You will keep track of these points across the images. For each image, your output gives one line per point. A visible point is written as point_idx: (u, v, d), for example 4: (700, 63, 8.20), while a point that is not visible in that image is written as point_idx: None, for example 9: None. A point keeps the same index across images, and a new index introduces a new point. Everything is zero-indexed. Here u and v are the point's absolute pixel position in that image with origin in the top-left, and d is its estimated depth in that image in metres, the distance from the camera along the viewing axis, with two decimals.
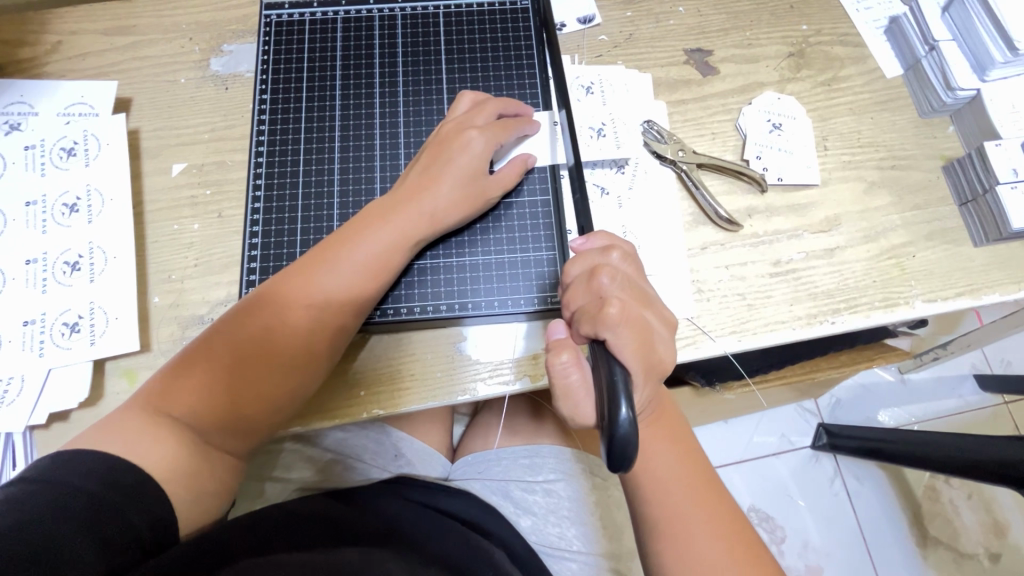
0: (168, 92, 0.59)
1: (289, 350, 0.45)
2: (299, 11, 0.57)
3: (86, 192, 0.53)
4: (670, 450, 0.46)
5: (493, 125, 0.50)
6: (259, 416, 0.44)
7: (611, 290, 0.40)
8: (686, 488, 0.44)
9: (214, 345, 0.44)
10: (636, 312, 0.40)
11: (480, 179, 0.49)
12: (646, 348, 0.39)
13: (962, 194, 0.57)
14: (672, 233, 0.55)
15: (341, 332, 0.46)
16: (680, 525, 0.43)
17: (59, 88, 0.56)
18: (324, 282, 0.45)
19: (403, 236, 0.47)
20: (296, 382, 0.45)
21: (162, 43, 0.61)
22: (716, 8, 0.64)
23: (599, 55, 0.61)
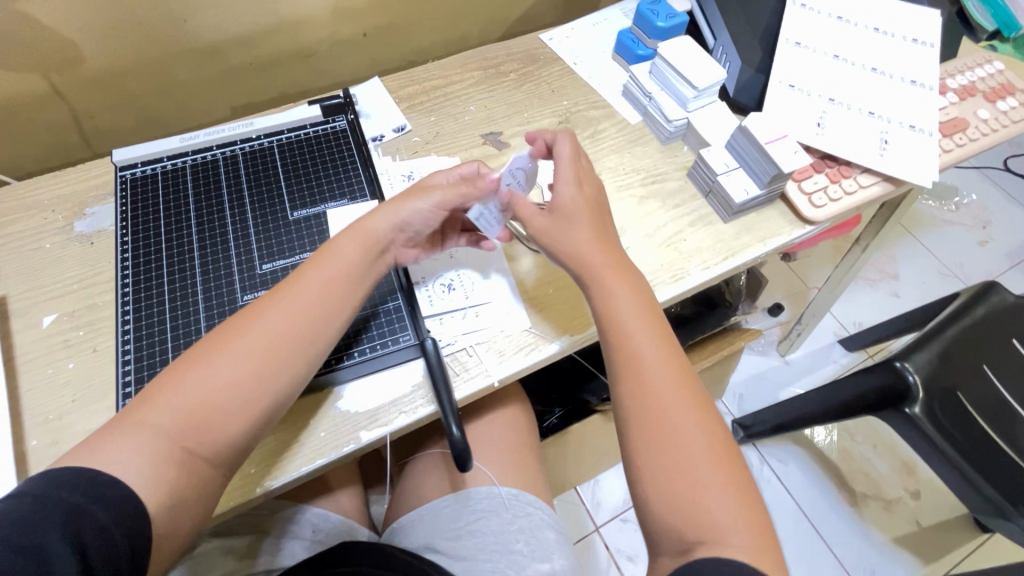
0: (34, 258, 0.65)
1: (271, 353, 0.51)
2: (150, 166, 0.68)
3: None
4: (663, 362, 0.55)
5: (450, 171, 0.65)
6: (241, 415, 0.50)
7: (609, 258, 0.59)
8: (676, 395, 0.54)
9: (207, 351, 0.51)
10: (615, 278, 0.58)
11: (428, 197, 0.60)
12: (607, 302, 0.58)
13: (703, 188, 0.75)
14: (498, 265, 0.68)
15: (308, 336, 0.54)
16: (664, 428, 0.52)
17: None
18: (308, 281, 0.55)
19: (366, 243, 0.58)
20: (279, 371, 0.51)
21: (25, 219, 0.68)
22: (498, 103, 0.84)
23: (415, 151, 0.76)
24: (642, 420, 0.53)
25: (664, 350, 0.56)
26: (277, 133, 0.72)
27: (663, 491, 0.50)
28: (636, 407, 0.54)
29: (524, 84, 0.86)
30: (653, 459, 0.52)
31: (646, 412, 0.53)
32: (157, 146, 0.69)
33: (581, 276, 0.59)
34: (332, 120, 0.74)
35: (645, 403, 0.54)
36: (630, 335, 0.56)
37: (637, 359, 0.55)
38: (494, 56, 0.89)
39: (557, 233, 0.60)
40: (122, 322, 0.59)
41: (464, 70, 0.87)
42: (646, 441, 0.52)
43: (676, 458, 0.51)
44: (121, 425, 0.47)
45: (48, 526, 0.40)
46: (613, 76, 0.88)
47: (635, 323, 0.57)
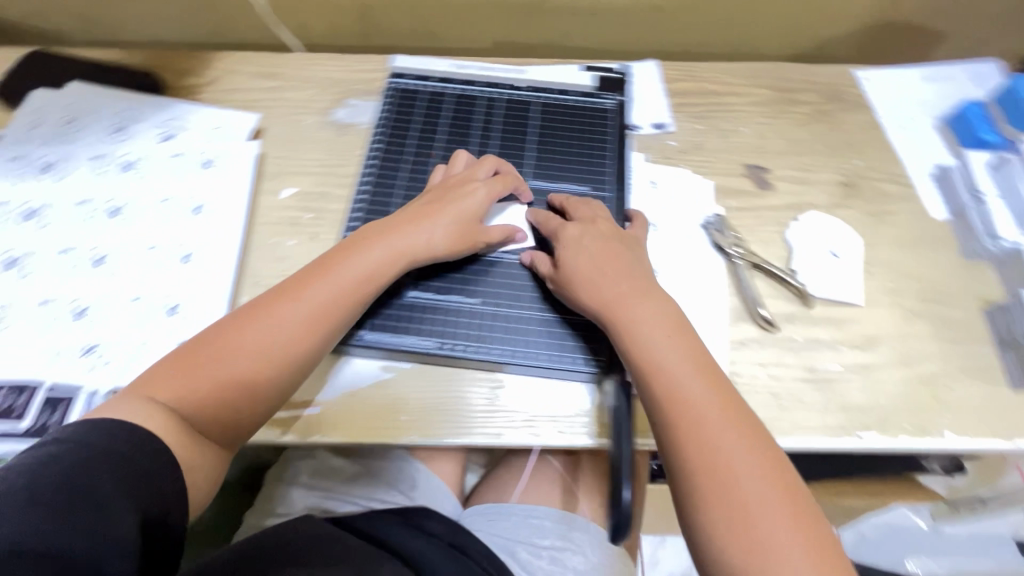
0: (294, 130, 0.69)
1: (295, 342, 0.49)
2: (418, 82, 0.67)
3: (212, 195, 0.62)
4: (702, 388, 0.47)
5: (494, 177, 0.59)
6: (249, 396, 0.48)
7: (630, 282, 0.52)
8: (722, 430, 0.45)
9: (204, 351, 0.48)
10: (641, 308, 0.50)
11: (474, 196, 0.56)
12: (646, 338, 0.49)
13: (1003, 336, 0.59)
14: (714, 322, 0.59)
15: (324, 338, 0.50)
16: (724, 472, 0.43)
17: (212, 112, 0.67)
18: (346, 270, 0.52)
19: (397, 247, 0.54)
20: (290, 357, 0.49)
21: (299, 90, 0.72)
22: (776, 134, 0.72)
23: (667, 157, 0.68)
24: (693, 461, 0.44)
25: (695, 373, 0.47)
26: (544, 90, 0.67)
27: (731, 553, 0.41)
28: (693, 467, 0.44)
29: (814, 123, 0.72)
30: (710, 509, 0.42)
31: (699, 457, 0.44)
32: (432, 65, 0.68)
33: (589, 302, 0.52)
34: (602, 95, 0.67)
35: (692, 441, 0.44)
36: (666, 369, 0.47)
37: (689, 410, 0.46)
38: (791, 79, 0.76)
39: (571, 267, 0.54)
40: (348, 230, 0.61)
41: (749, 83, 0.75)
42: (702, 487, 0.43)
43: (737, 509, 0.42)
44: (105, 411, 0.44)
45: (98, 471, 0.39)
46: (929, 151, 0.71)
47: (667, 353, 0.48)
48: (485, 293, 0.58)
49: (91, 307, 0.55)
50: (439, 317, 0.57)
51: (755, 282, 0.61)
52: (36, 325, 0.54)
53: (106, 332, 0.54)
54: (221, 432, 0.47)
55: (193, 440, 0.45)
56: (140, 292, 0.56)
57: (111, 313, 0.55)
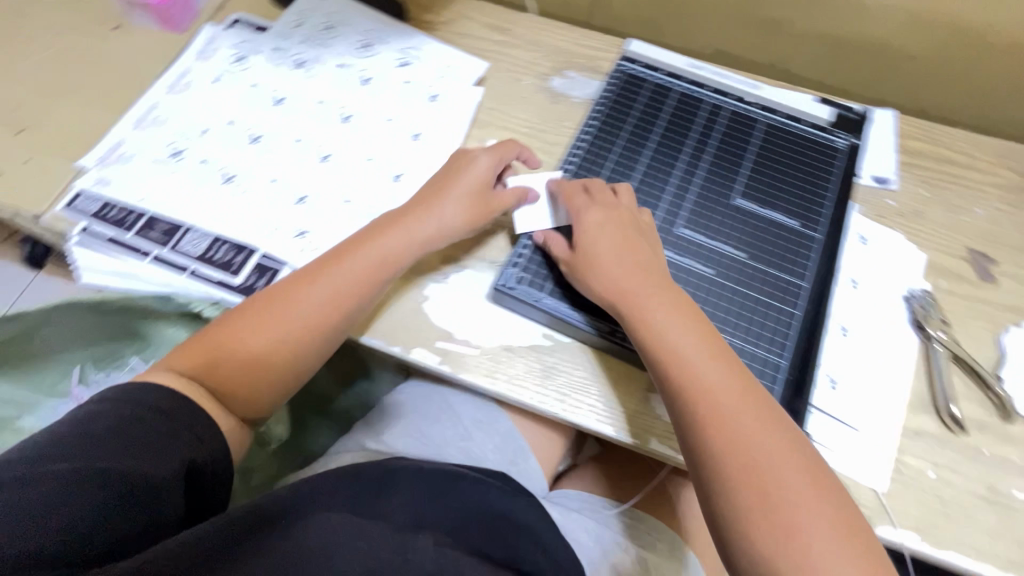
0: (511, 86, 0.71)
1: (323, 322, 0.52)
2: (647, 70, 0.67)
3: (431, 127, 0.65)
4: (719, 369, 0.47)
5: (496, 148, 0.60)
6: (280, 362, 0.51)
7: (645, 279, 0.52)
8: (730, 403, 0.45)
9: (239, 325, 0.51)
10: (651, 296, 0.51)
11: (475, 168, 0.59)
12: (665, 323, 0.49)
13: None
14: (895, 402, 0.54)
15: (349, 316, 0.53)
16: (747, 457, 0.43)
17: (447, 50, 0.70)
18: (377, 250, 0.54)
19: (411, 234, 0.55)
20: (314, 332, 0.52)
21: (523, 51, 0.74)
22: (1015, 226, 0.64)
23: (882, 215, 0.63)
24: (720, 447, 0.44)
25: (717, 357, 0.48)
26: (774, 112, 0.65)
27: (770, 560, 0.40)
28: (720, 462, 0.43)
29: None
30: (739, 492, 0.42)
31: (725, 451, 0.43)
32: (666, 57, 0.67)
33: (603, 290, 0.52)
34: (835, 133, 0.64)
35: (716, 427, 0.45)
36: (689, 360, 0.47)
37: (701, 397, 0.46)
38: None
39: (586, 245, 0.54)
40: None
41: (995, 165, 0.67)
42: (728, 469, 0.43)
43: (767, 509, 0.41)
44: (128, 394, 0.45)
45: (129, 426, 0.43)
46: None
47: (688, 345, 0.48)
48: None
49: (310, 197, 0.60)
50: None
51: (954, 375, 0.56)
52: (264, 199, 0.60)
53: (318, 223, 0.59)
54: (246, 400, 0.51)
55: (221, 403, 0.50)
56: (351, 196, 0.60)
57: (325, 207, 0.60)
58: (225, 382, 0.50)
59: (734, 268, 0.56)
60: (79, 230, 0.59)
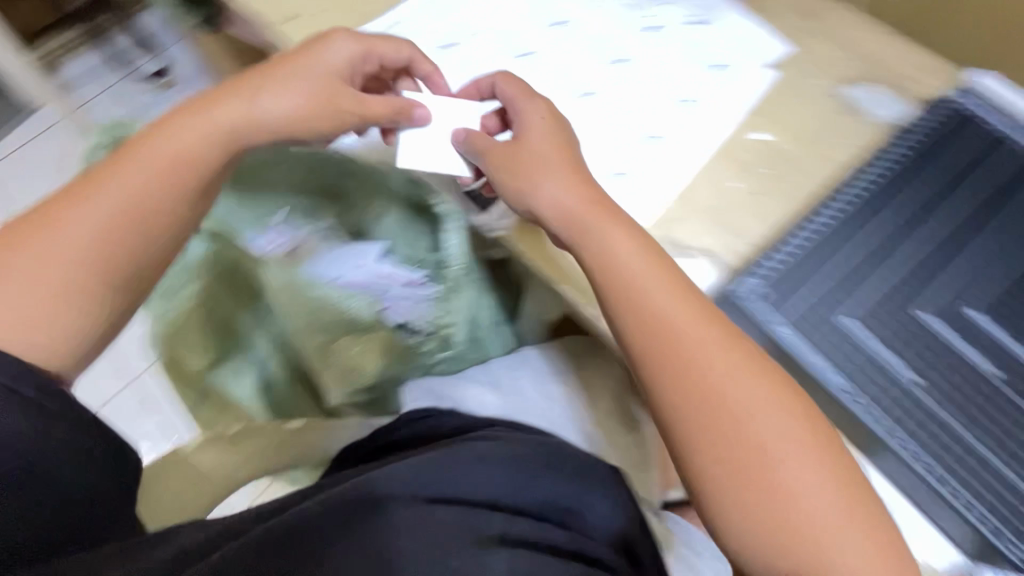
0: (799, 82, 0.61)
1: (181, 162, 0.53)
2: (987, 114, 0.56)
3: (704, 99, 0.59)
4: (707, 333, 0.44)
5: (353, 36, 0.56)
6: (157, 223, 0.52)
7: (591, 203, 0.49)
8: (689, 327, 0.44)
9: (67, 198, 0.50)
10: (608, 223, 0.48)
11: (337, 46, 0.56)
12: (607, 242, 0.47)
13: None
14: None
15: (208, 162, 0.54)
16: (699, 376, 0.43)
17: (747, 23, 0.64)
18: (259, 105, 0.54)
19: (242, 113, 0.54)
20: (158, 184, 0.52)
21: (827, 46, 0.63)
22: None
23: None
24: (697, 425, 0.42)
25: (707, 328, 0.44)
26: None
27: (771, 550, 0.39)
28: (733, 448, 0.41)
29: None
30: (724, 467, 0.41)
31: (716, 431, 0.42)
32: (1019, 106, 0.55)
33: (587, 255, 0.48)
34: None
35: (673, 367, 0.43)
36: (639, 284, 0.46)
37: (692, 359, 0.43)
38: None
39: (511, 164, 0.52)
40: (819, 219, 0.53)
41: None
42: (710, 433, 0.42)
43: (767, 489, 0.40)
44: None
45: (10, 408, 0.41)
46: None
47: (670, 309, 0.45)
48: (941, 384, 0.47)
49: None
50: (860, 366, 0.48)
51: None
52: None
53: None
54: (102, 269, 0.49)
55: (93, 288, 0.49)
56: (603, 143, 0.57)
57: None
58: (87, 261, 0.49)
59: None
60: None
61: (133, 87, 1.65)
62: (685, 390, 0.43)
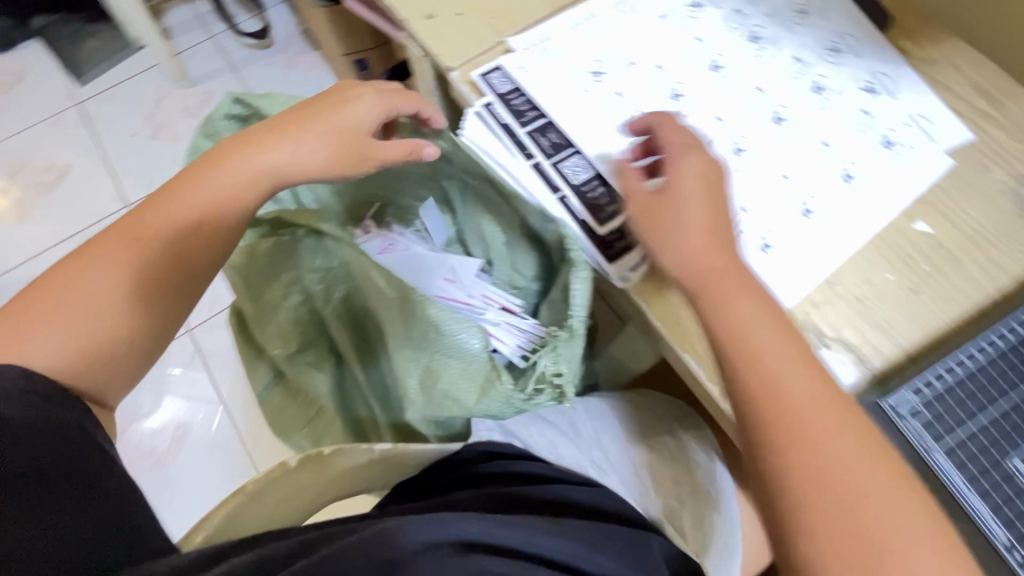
0: (977, 172, 0.56)
1: (213, 208, 0.54)
2: None
3: (869, 177, 0.54)
4: (827, 418, 0.40)
5: (388, 92, 0.59)
6: (193, 262, 0.54)
7: (721, 265, 0.45)
8: (824, 420, 0.40)
9: (111, 236, 0.52)
10: (721, 305, 0.43)
11: (360, 99, 0.58)
12: (726, 314, 0.43)
13: None
14: None
15: (297, 171, 0.56)
16: (826, 472, 0.38)
17: (926, 97, 0.58)
18: (282, 149, 0.56)
19: (261, 170, 0.55)
20: (197, 234, 0.54)
21: (1012, 136, 0.57)
22: None
23: None
24: (805, 510, 0.38)
25: (845, 419, 0.40)
26: None
27: None
28: (828, 522, 0.37)
29: None
30: (834, 562, 0.37)
31: (821, 504, 0.38)
32: None
33: (721, 318, 0.43)
34: None
35: (805, 458, 0.39)
36: (787, 399, 0.40)
37: (788, 416, 0.40)
38: None
39: (648, 224, 0.47)
40: (991, 340, 0.47)
41: None
42: (819, 510, 0.38)
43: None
44: (56, 276, 0.50)
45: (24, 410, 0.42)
46: None
47: (777, 359, 0.42)
48: None
49: None
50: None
51: None
52: (659, 162, 0.56)
53: None
54: (167, 281, 0.53)
55: (140, 300, 0.52)
56: (749, 208, 0.54)
57: None
58: (127, 286, 0.51)
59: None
60: (482, 104, 0.60)
61: (232, 43, 1.68)
62: (781, 459, 0.39)
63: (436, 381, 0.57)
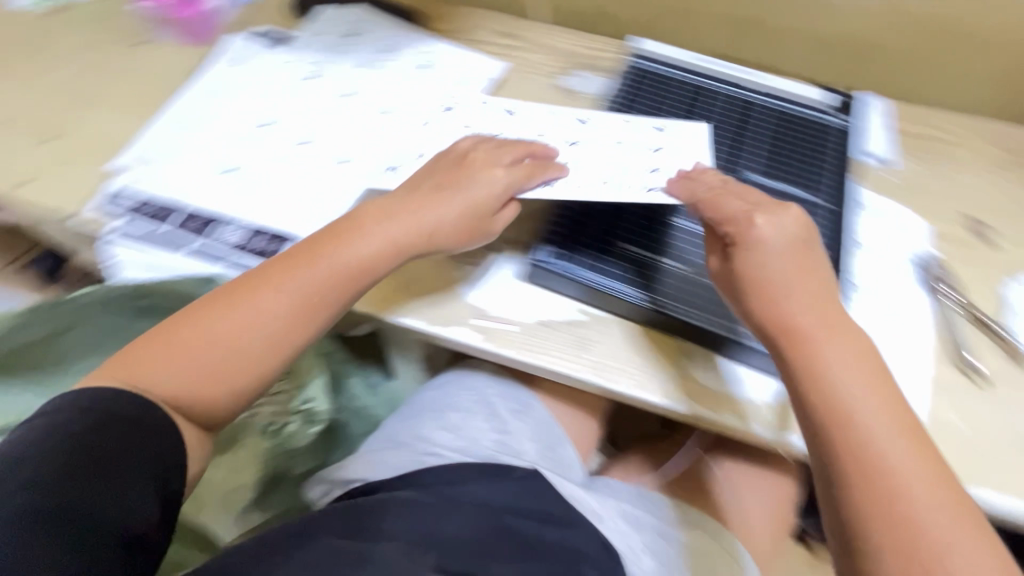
0: (526, 86, 0.75)
1: (314, 305, 0.52)
2: (657, 64, 0.72)
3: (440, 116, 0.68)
4: (838, 361, 0.44)
5: (519, 165, 0.57)
6: (246, 374, 0.50)
7: (729, 214, 0.50)
8: (881, 400, 0.43)
9: (175, 336, 0.49)
10: (793, 283, 0.47)
11: (491, 170, 0.56)
12: (753, 275, 0.47)
13: None
14: (914, 356, 0.57)
15: (439, 243, 0.55)
16: (848, 416, 0.43)
17: (465, 57, 0.76)
18: (429, 215, 0.55)
19: (411, 231, 0.54)
20: (307, 323, 0.52)
21: (533, 55, 0.78)
22: (1009, 198, 0.68)
23: (885, 190, 0.67)
24: (838, 461, 0.42)
25: (884, 383, 0.44)
26: (777, 98, 0.70)
27: (882, 520, 0.40)
28: (853, 468, 0.42)
29: None
30: (848, 490, 0.41)
31: (857, 460, 0.42)
32: (673, 53, 0.72)
33: (719, 271, 0.51)
34: (834, 115, 0.69)
35: (816, 415, 0.44)
36: (834, 376, 0.44)
37: (843, 402, 0.43)
38: None
39: (495, 205, 0.56)
40: None
41: (980, 141, 0.72)
42: (839, 453, 0.42)
43: (868, 474, 0.41)
44: (130, 362, 0.47)
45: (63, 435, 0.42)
46: None
47: (833, 357, 0.44)
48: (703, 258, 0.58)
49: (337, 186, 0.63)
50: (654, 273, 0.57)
51: (980, 314, 0.59)
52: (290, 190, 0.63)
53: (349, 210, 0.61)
54: (222, 386, 0.49)
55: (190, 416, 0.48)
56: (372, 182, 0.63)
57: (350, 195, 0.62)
58: (182, 397, 0.47)
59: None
60: (114, 228, 0.61)
61: None
62: (845, 460, 0.42)
63: (235, 458, 0.65)
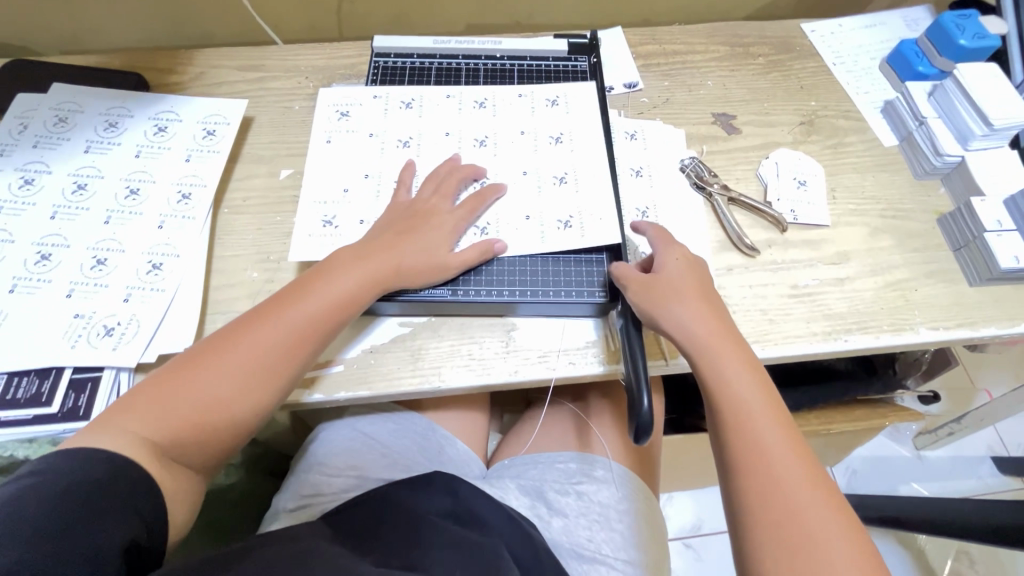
0: (283, 115, 0.72)
1: (295, 346, 0.50)
2: (401, 59, 0.72)
3: (194, 184, 0.64)
4: (761, 394, 0.48)
5: (465, 202, 0.59)
6: (241, 413, 0.47)
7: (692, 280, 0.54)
8: (769, 408, 0.48)
9: (191, 361, 0.47)
10: (695, 304, 0.53)
11: (447, 212, 0.58)
12: (672, 309, 0.52)
13: (955, 241, 0.65)
14: (699, 252, 0.63)
15: (399, 282, 0.55)
16: (742, 425, 0.47)
17: (201, 103, 0.70)
18: (419, 244, 0.55)
19: (373, 275, 0.53)
20: (285, 371, 0.49)
21: (282, 79, 0.75)
22: (739, 85, 0.77)
23: (640, 112, 0.74)
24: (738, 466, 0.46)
25: (773, 403, 0.48)
26: (520, 57, 0.73)
27: (773, 518, 0.43)
28: (750, 470, 0.45)
29: (771, 72, 0.79)
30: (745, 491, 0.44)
31: (753, 459, 0.45)
32: (413, 42, 0.72)
33: (671, 326, 0.52)
34: (576, 58, 0.73)
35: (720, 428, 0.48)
36: (726, 383, 0.49)
37: (742, 405, 0.48)
38: (744, 34, 0.82)
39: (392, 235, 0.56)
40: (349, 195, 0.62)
41: (705, 42, 0.81)
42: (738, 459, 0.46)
43: (766, 479, 0.44)
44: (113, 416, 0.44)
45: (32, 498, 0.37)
46: (874, 89, 0.78)
47: (737, 372, 0.49)
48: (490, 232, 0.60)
49: (96, 290, 0.57)
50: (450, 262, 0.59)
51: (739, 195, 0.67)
52: (39, 315, 0.55)
53: (121, 312, 0.56)
54: (205, 442, 0.45)
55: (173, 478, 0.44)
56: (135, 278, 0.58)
57: (115, 297, 0.56)
58: (164, 455, 0.43)
59: (539, 181, 0.62)
60: None
61: None
62: (745, 454, 0.46)
63: None
